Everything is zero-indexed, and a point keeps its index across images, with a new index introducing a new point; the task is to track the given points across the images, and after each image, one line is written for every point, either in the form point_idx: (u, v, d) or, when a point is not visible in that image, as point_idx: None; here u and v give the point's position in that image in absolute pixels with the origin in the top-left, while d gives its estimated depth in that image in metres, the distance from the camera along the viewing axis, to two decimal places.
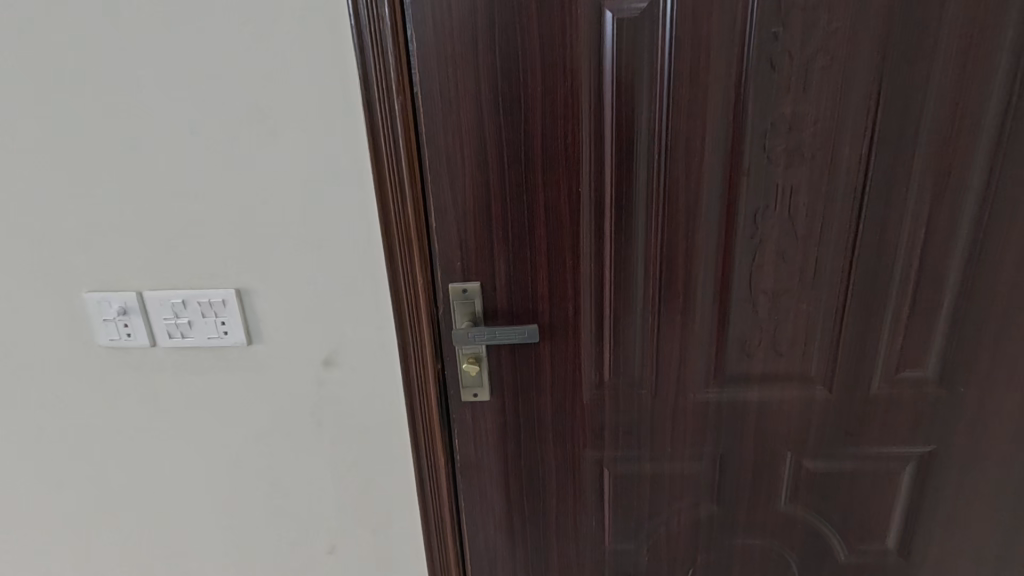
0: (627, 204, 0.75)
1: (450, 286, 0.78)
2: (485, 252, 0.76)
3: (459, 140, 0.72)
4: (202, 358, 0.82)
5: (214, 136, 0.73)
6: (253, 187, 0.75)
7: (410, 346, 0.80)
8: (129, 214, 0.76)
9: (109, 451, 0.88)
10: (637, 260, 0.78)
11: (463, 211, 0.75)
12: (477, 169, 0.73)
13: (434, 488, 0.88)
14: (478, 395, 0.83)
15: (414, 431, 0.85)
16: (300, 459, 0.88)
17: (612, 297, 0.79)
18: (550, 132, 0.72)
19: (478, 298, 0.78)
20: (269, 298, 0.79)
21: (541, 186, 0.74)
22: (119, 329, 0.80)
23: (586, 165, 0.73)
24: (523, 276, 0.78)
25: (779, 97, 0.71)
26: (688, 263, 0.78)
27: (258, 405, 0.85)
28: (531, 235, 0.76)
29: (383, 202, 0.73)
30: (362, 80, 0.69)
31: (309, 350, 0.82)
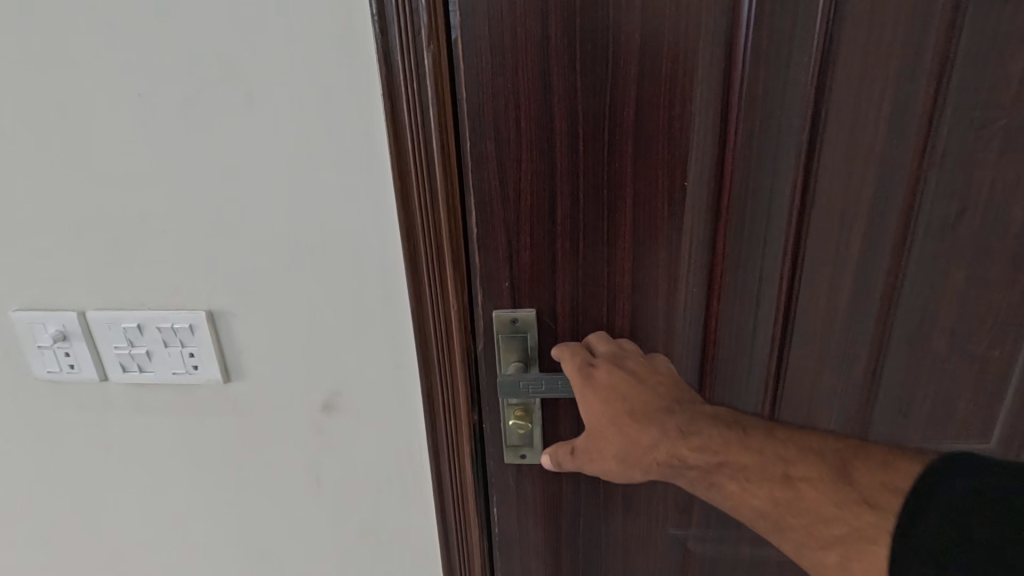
0: (752, 210, 0.52)
1: (494, 315, 0.56)
2: (544, 272, 0.54)
3: (516, 114, 0.49)
4: (168, 397, 0.63)
5: (172, 106, 0.52)
6: (227, 174, 0.54)
7: (437, 392, 0.60)
8: (64, 209, 0.56)
9: (56, 506, 0.69)
10: (760, 289, 0.55)
11: (517, 216, 0.52)
12: (539, 157, 0.50)
13: (465, 564, 0.68)
14: (526, 457, 0.62)
15: (439, 495, 0.65)
16: (293, 523, 0.69)
17: (720, 335, 0.56)
18: (649, 104, 0.48)
19: (532, 332, 0.56)
20: (252, 323, 0.59)
21: (631, 183, 0.51)
22: (58, 359, 0.61)
23: (700, 153, 0.50)
24: (596, 305, 0.55)
25: (1005, 48, 0.46)
26: (833, 295, 0.55)
27: (240, 460, 0.65)
28: (611, 252, 0.53)
29: (404, 201, 0.52)
30: (377, 20, 0.47)
31: (304, 391, 0.62)
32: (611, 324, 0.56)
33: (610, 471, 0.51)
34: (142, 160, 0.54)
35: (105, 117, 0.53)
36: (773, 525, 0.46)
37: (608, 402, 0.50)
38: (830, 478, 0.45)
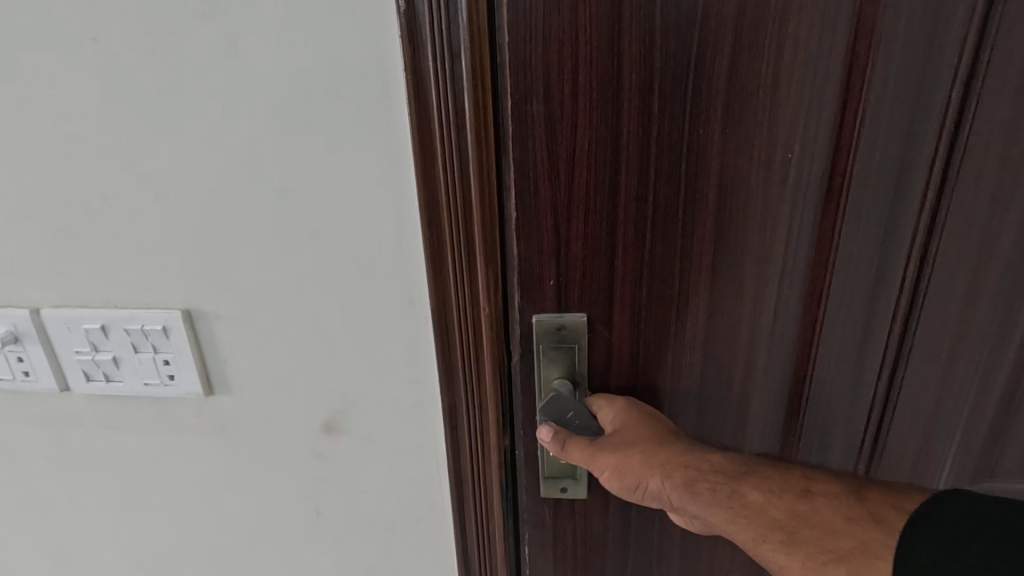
0: (874, 197, 0.41)
1: (535, 321, 0.45)
2: (600, 274, 0.43)
3: (574, 69, 0.38)
4: (142, 412, 0.53)
5: (137, 58, 0.41)
6: (205, 140, 0.43)
7: (461, 420, 0.49)
8: (10, 186, 0.46)
9: (17, 534, 0.60)
10: (874, 296, 0.44)
11: (569, 204, 0.41)
12: (603, 127, 0.39)
13: None
14: (567, 491, 0.51)
15: (461, 537, 0.55)
16: (289, 558, 0.58)
17: (820, 346, 0.45)
18: (751, 56, 0.37)
19: (581, 341, 0.45)
20: (237, 323, 0.48)
21: (721, 161, 0.40)
22: (12, 366, 0.51)
23: (816, 122, 0.39)
24: (664, 309, 0.44)
25: None
26: (964, 301, 0.44)
27: (228, 489, 0.55)
28: (686, 250, 0.42)
29: (427, 184, 0.41)
30: None
31: (300, 406, 0.51)
32: (680, 341, 0.45)
33: (626, 468, 0.43)
34: (103, 127, 0.43)
35: (56, 72, 0.42)
36: (781, 539, 0.38)
37: (646, 413, 0.45)
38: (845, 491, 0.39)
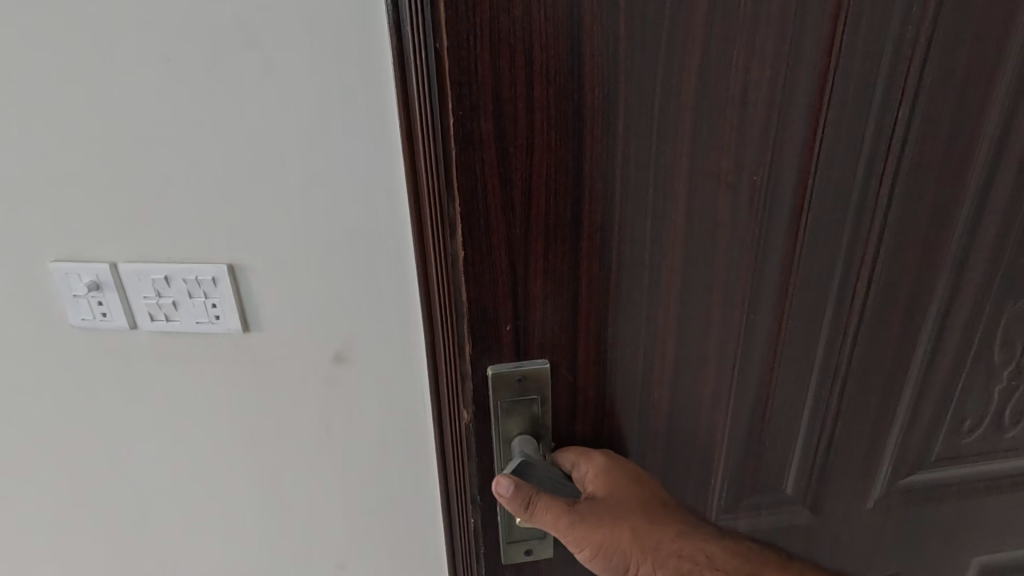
0: (830, 214, 0.55)
1: (491, 371, 0.55)
2: (569, 287, 0.53)
3: (527, 112, 0.46)
4: (191, 347, 0.68)
5: (198, 71, 0.55)
6: (246, 134, 0.57)
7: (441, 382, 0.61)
8: (96, 166, 0.60)
9: (84, 448, 0.74)
10: (828, 290, 0.58)
11: (527, 231, 0.50)
12: (562, 155, 0.48)
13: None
14: (533, 551, 0.62)
15: (442, 453, 0.69)
16: (304, 467, 0.74)
17: (790, 341, 0.60)
18: (715, 98, 0.48)
19: (543, 388, 0.56)
20: (268, 275, 0.63)
21: (655, 187, 0.50)
22: (92, 308, 0.66)
23: (786, 158, 0.51)
24: (614, 325, 0.55)
25: None
26: (909, 305, 0.61)
27: (258, 409, 0.70)
28: (653, 265, 0.53)
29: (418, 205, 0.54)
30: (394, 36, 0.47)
31: (316, 341, 0.66)
32: (624, 337, 0.55)
33: (615, 542, 0.53)
34: (166, 122, 0.57)
35: (133, 79, 0.56)
36: None
37: (624, 478, 0.56)
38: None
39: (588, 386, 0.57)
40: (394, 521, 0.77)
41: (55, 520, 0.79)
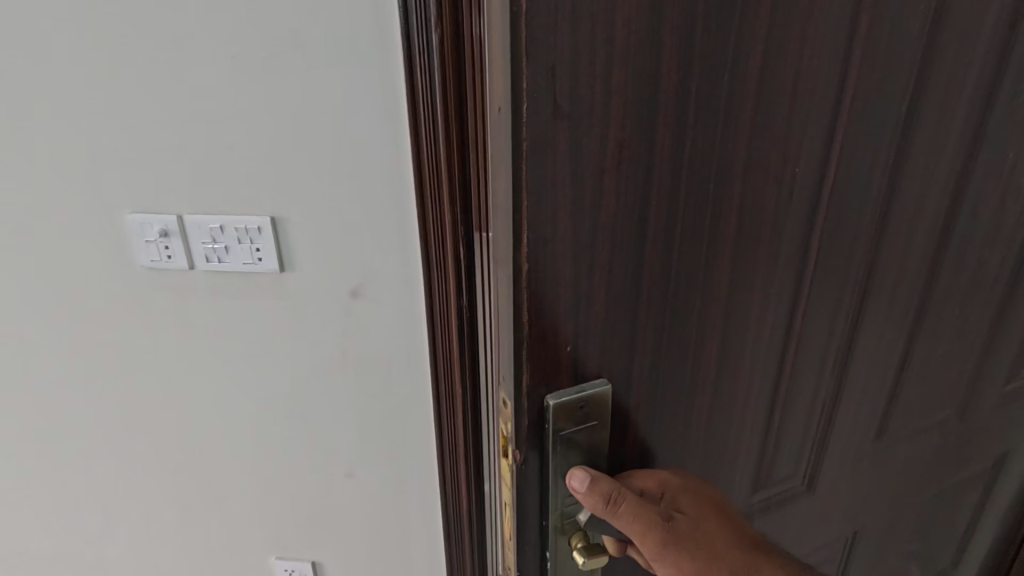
0: (844, 204, 0.45)
1: (549, 400, 0.39)
2: (633, 298, 0.38)
3: (606, 65, 0.32)
4: (237, 285, 0.85)
5: (255, 65, 0.72)
6: (288, 116, 0.75)
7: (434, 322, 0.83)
8: (170, 140, 0.77)
9: (148, 367, 0.93)
10: (840, 286, 0.49)
11: (603, 228, 0.36)
12: (645, 139, 0.34)
13: (452, 476, 0.92)
14: None
15: (435, 380, 0.87)
16: (322, 385, 0.91)
17: (796, 370, 0.51)
18: (777, 67, 0.36)
19: (603, 415, 0.41)
20: (302, 226, 0.80)
21: (747, 173, 0.38)
22: (159, 251, 0.83)
23: (847, 136, 0.42)
24: (681, 359, 0.42)
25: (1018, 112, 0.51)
26: (887, 326, 0.55)
27: (289, 336, 0.88)
28: (708, 266, 0.40)
29: (421, 188, 0.75)
30: (406, 70, 0.69)
31: (338, 279, 0.83)
32: (646, 361, 0.41)
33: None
34: (228, 104, 0.75)
35: (204, 69, 0.73)
36: None
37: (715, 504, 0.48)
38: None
39: (638, 425, 0.43)
40: (394, 436, 0.94)
41: (119, 424, 0.99)
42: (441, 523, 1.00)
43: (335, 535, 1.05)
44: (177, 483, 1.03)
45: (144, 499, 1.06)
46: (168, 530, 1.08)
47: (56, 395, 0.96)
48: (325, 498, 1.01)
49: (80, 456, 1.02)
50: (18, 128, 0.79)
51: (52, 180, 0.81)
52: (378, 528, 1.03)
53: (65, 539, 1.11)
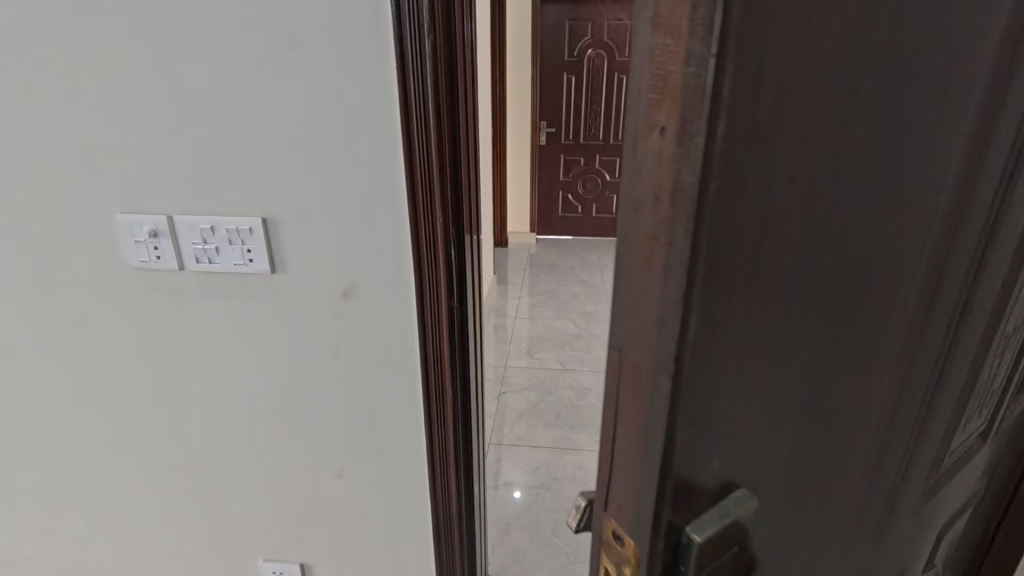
0: (958, 257, 0.41)
1: (700, 538, 0.34)
2: (775, 384, 0.35)
3: (788, 99, 0.27)
4: (227, 285, 0.85)
5: (249, 66, 0.73)
6: (280, 118, 0.75)
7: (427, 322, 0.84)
8: (160, 141, 0.77)
9: (137, 367, 0.93)
10: (952, 341, 0.45)
11: (763, 315, 0.32)
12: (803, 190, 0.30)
13: (443, 470, 0.95)
14: None
15: (426, 381, 0.88)
16: (313, 386, 0.92)
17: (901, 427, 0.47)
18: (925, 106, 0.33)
19: (738, 536, 0.37)
20: (294, 227, 0.80)
21: (889, 238, 0.36)
22: (149, 252, 0.83)
23: (981, 187, 0.39)
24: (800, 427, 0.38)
25: None
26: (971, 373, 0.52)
27: (280, 336, 0.88)
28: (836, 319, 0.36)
29: (413, 191, 0.76)
30: (399, 76, 0.70)
31: (330, 281, 0.83)
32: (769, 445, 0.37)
33: None
34: (220, 105, 0.75)
35: (197, 69, 0.74)
36: None
37: None
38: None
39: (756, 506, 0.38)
40: (384, 436, 0.94)
41: (107, 423, 0.98)
42: (430, 521, 1.00)
43: (323, 535, 1.05)
44: (164, 483, 1.03)
45: (129, 499, 1.05)
46: (154, 531, 1.08)
47: (44, 393, 0.96)
48: (313, 498, 1.01)
49: (67, 456, 1.01)
50: (8, 124, 0.78)
51: (40, 178, 0.81)
52: (367, 530, 1.03)
53: (47, 540, 1.10)
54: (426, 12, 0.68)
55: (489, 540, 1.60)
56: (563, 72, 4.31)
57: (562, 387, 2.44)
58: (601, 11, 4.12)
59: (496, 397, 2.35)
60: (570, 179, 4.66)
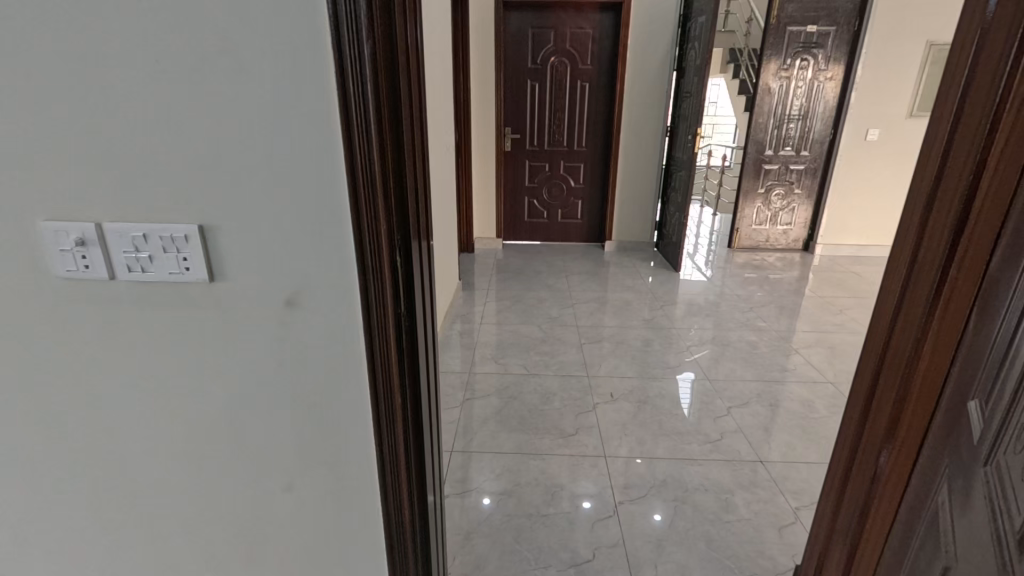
0: None
1: None
2: None
3: None
4: (162, 295, 0.82)
5: (181, 67, 0.70)
6: (217, 125, 0.73)
7: (374, 335, 0.83)
8: (86, 145, 0.74)
9: (67, 383, 0.88)
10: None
11: None
12: None
13: (395, 480, 0.94)
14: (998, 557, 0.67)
15: (376, 393, 0.87)
16: (256, 398, 0.89)
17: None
18: None
19: None
20: (231, 236, 0.78)
21: None
22: (76, 261, 0.79)
23: None
24: None
25: (935, 218, 0.90)
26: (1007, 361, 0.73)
27: (221, 348, 0.85)
28: None
29: (356, 206, 0.75)
30: (340, 92, 0.70)
31: (273, 290, 0.81)
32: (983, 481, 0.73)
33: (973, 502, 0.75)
34: (151, 107, 0.72)
35: (126, 69, 0.71)
36: (938, 539, 0.83)
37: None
38: (947, 511, 0.83)
39: None
40: (333, 449, 0.92)
41: (36, 441, 0.93)
42: (382, 534, 0.98)
43: (271, 551, 1.01)
44: (99, 503, 0.98)
45: (61, 521, 0.99)
46: (88, 554, 1.02)
47: None
48: (260, 513, 0.98)
49: None
50: None
51: None
52: (318, 544, 1.00)
53: None
54: (366, 28, 0.67)
55: (451, 547, 1.58)
56: (526, 78, 4.34)
57: (526, 391, 2.44)
58: (564, 20, 4.18)
59: (460, 403, 2.34)
60: (535, 184, 4.71)
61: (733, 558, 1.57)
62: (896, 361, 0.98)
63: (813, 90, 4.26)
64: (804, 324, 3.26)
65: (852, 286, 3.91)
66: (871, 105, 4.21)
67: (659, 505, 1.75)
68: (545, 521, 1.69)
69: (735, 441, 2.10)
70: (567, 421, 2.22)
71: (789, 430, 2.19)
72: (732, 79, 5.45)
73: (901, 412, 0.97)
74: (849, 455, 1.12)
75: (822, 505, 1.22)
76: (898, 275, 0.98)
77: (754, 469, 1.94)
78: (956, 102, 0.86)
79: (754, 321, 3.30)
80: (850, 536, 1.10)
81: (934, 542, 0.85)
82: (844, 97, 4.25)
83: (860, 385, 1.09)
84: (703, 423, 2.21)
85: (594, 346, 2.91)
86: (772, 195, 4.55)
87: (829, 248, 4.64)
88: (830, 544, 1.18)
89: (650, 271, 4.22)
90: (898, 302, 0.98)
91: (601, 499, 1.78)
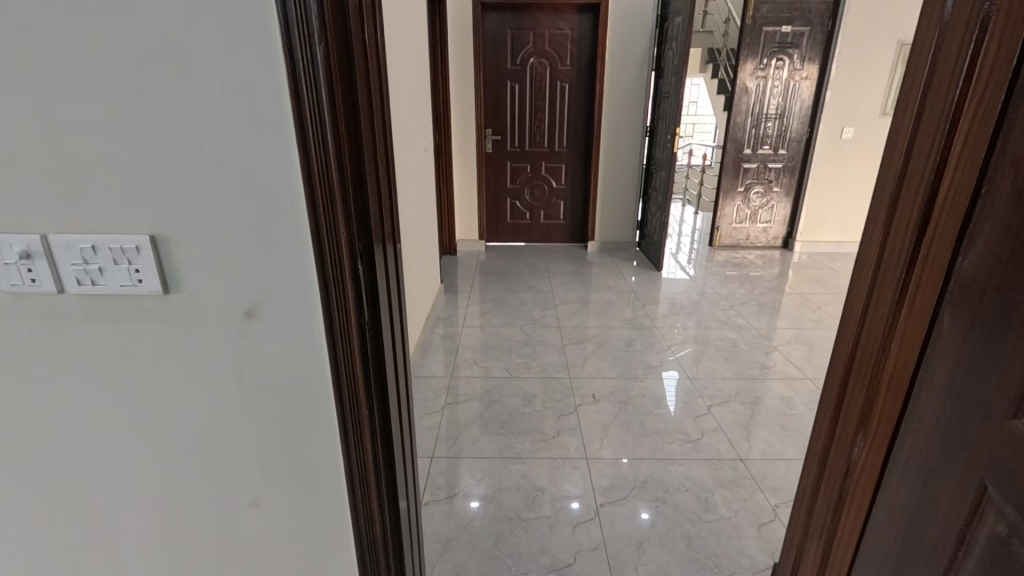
0: None
1: None
2: None
3: None
4: (114, 307, 0.79)
5: (126, 69, 0.67)
6: (166, 130, 0.70)
7: (337, 343, 0.81)
8: (28, 154, 0.71)
9: (16, 400, 0.84)
10: None
11: None
12: None
13: (364, 491, 0.92)
14: None
15: (342, 402, 0.85)
16: (217, 411, 0.86)
17: None
18: None
19: None
20: (185, 245, 0.75)
21: None
22: (22, 275, 0.76)
23: None
24: None
25: (903, 211, 0.90)
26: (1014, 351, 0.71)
27: (178, 361, 0.82)
28: None
29: (315, 211, 0.73)
30: (293, 95, 0.68)
31: (231, 300, 0.79)
32: None
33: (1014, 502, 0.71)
34: (94, 113, 0.69)
35: (67, 72, 0.68)
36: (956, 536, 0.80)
37: None
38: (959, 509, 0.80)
39: None
40: (299, 461, 0.90)
41: None
42: (353, 543, 0.96)
43: (239, 567, 0.98)
44: (57, 523, 0.94)
45: (17, 542, 0.95)
46: None
47: None
48: (227, 528, 0.95)
49: None
50: None
51: None
52: (286, 558, 0.98)
53: None
54: (317, 28, 0.65)
55: (432, 555, 1.56)
56: (506, 80, 4.33)
57: (509, 394, 2.43)
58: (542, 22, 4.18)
59: (443, 407, 2.32)
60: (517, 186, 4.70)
61: (713, 558, 1.57)
62: (867, 357, 0.98)
63: (789, 90, 4.32)
64: (783, 321, 3.29)
65: (830, 282, 3.97)
66: (845, 104, 4.27)
67: (641, 505, 1.76)
68: (526, 526, 1.67)
69: (716, 440, 2.10)
70: (549, 423, 2.21)
71: (769, 428, 2.21)
72: (711, 79, 5.49)
73: (872, 410, 0.98)
74: (823, 450, 1.12)
75: (798, 505, 1.23)
76: (869, 267, 0.98)
77: (734, 468, 1.95)
78: (919, 97, 0.86)
79: (735, 319, 3.32)
80: (827, 530, 1.11)
81: (946, 538, 0.82)
82: (819, 97, 4.31)
83: (835, 377, 1.08)
84: (684, 423, 2.22)
85: (576, 347, 2.91)
86: (751, 194, 4.62)
87: (807, 245, 4.70)
88: (807, 539, 1.19)
89: (632, 271, 4.24)
90: (866, 301, 0.98)
91: (584, 501, 1.78)
